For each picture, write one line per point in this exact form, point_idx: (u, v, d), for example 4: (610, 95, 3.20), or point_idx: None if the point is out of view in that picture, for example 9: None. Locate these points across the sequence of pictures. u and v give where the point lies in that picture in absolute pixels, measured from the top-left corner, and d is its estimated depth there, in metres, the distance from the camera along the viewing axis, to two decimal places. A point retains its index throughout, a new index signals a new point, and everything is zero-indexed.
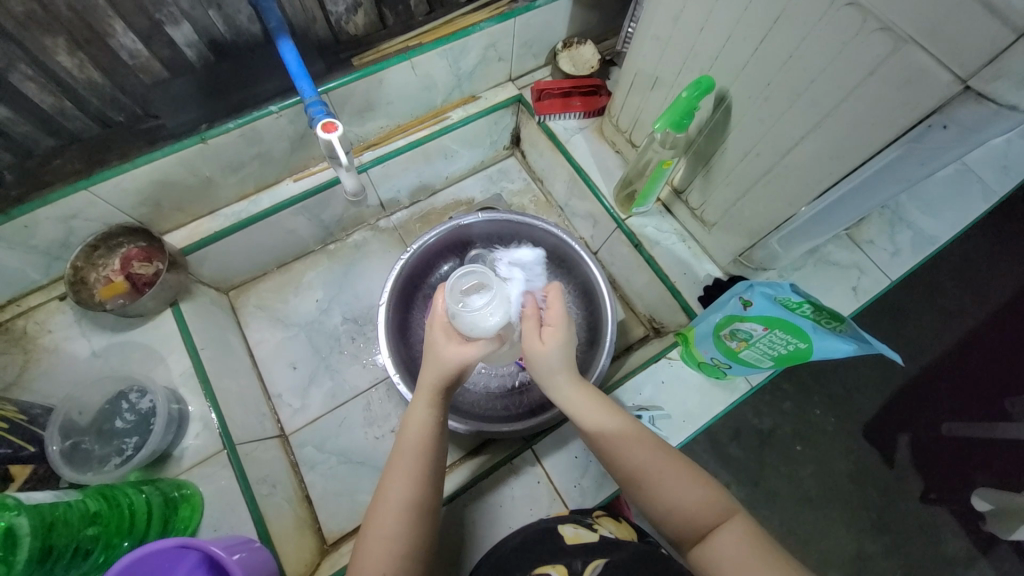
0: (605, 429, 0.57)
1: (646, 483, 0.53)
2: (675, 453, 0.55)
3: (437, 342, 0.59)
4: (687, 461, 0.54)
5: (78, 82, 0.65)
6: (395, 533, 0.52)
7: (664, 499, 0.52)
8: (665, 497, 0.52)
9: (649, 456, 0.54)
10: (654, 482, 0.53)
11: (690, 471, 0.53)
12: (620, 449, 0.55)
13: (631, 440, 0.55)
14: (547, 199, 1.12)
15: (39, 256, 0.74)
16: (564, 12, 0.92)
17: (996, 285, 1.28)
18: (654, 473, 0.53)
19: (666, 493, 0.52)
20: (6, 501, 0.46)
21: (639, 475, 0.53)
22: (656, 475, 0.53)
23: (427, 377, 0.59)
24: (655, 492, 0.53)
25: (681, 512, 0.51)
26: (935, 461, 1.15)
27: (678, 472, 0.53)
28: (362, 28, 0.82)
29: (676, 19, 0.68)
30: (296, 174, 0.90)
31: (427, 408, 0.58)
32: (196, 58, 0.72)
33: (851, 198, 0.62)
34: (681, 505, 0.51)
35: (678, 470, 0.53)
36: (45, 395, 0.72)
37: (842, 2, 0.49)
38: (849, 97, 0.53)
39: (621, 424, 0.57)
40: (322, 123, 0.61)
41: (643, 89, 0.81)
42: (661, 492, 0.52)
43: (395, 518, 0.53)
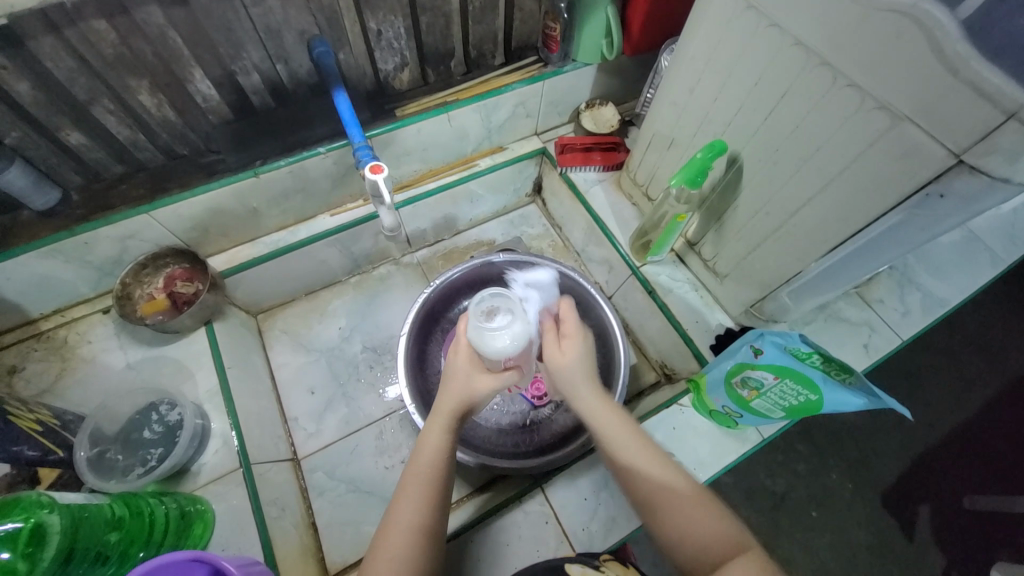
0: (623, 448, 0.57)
1: (658, 504, 0.54)
2: (691, 481, 0.55)
3: (456, 369, 0.62)
4: (703, 492, 0.54)
5: (153, 118, 0.73)
6: (402, 556, 0.52)
7: (677, 528, 0.52)
8: (679, 523, 0.52)
9: (666, 479, 0.55)
10: (669, 507, 0.53)
11: (702, 500, 0.53)
12: (636, 468, 0.56)
13: (650, 462, 0.56)
14: (565, 244, 1.18)
15: (91, 271, 0.79)
16: (588, 78, 1.01)
17: (1010, 353, 1.28)
18: (670, 500, 0.53)
19: (680, 517, 0.52)
20: (39, 499, 0.48)
21: (654, 497, 0.54)
22: (672, 499, 0.53)
23: (446, 402, 0.61)
24: (668, 517, 0.53)
25: (694, 540, 0.51)
26: (956, 535, 1.11)
27: (692, 498, 0.53)
28: (406, 83, 0.92)
29: (691, 89, 0.75)
30: (333, 209, 0.97)
31: (441, 434, 0.59)
32: (258, 103, 0.80)
33: (857, 257, 0.65)
34: (693, 533, 0.51)
35: (691, 497, 0.53)
36: (76, 403, 0.76)
37: (841, 83, 0.55)
38: (851, 164, 0.57)
39: (642, 447, 0.57)
40: (369, 165, 0.67)
41: (660, 148, 0.87)
42: (676, 518, 0.52)
43: (402, 543, 0.53)
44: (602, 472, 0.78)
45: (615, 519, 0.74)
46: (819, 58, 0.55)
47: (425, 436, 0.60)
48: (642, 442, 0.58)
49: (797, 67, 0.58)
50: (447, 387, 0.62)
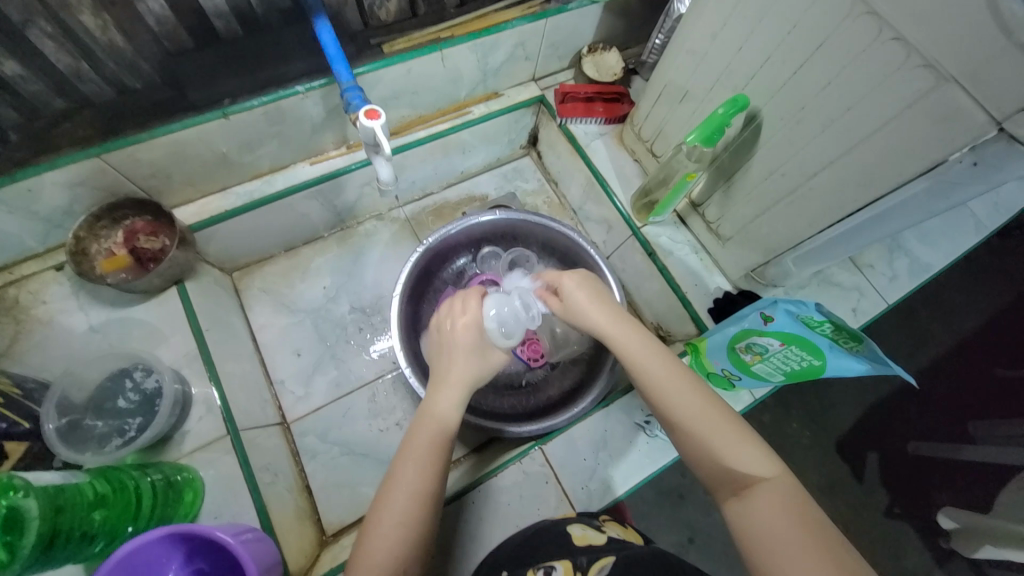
0: (655, 377, 0.55)
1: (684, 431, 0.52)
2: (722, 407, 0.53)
3: (460, 342, 0.62)
4: (734, 418, 0.52)
5: (98, 42, 0.62)
6: (408, 519, 0.51)
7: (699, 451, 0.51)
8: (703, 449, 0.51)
9: (695, 407, 0.52)
10: (693, 431, 0.52)
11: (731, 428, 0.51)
12: (664, 393, 0.54)
13: (676, 384, 0.54)
14: (561, 201, 1.13)
15: (38, 222, 0.70)
16: (594, 17, 0.92)
17: (971, 314, 1.35)
18: (699, 426, 0.51)
19: (707, 443, 0.51)
20: (12, 481, 0.43)
21: (681, 423, 0.53)
22: (700, 424, 0.51)
23: (460, 374, 0.60)
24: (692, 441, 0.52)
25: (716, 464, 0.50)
26: (906, 479, 1.20)
27: (720, 424, 0.51)
28: (392, 16, 0.81)
29: (713, 35, 0.70)
30: (313, 157, 0.88)
31: (451, 403, 0.59)
32: (224, 29, 0.69)
33: (871, 225, 0.64)
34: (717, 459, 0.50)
35: (718, 425, 0.51)
36: (37, 368, 0.69)
37: (887, 36, 0.50)
38: (883, 127, 0.55)
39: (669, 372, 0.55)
40: (364, 110, 0.60)
41: (671, 101, 0.82)
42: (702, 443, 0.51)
43: (410, 507, 0.52)
44: (601, 433, 0.78)
45: (613, 479, 0.75)
46: (866, 5, 0.51)
47: (431, 402, 0.59)
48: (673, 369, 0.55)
49: (838, 17, 0.54)
50: (456, 357, 0.62)
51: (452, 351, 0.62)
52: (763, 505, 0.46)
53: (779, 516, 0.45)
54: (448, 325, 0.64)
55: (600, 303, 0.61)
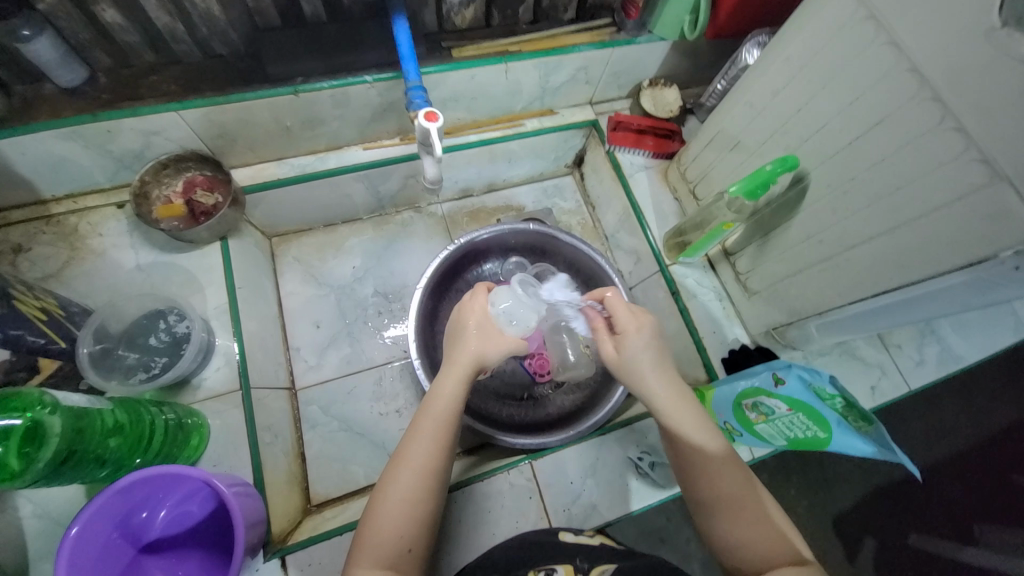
0: (703, 447, 0.56)
1: (722, 505, 0.54)
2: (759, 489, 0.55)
3: (471, 329, 0.64)
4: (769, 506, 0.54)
5: (196, 8, 0.67)
6: (412, 496, 0.55)
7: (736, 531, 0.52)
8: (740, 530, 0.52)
9: (732, 480, 0.55)
10: (730, 509, 0.53)
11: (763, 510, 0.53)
12: (705, 458, 0.56)
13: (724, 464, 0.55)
14: (595, 225, 1.14)
15: (110, 161, 0.75)
16: (659, 53, 0.94)
17: (997, 413, 1.29)
18: (734, 503, 0.53)
19: (742, 521, 0.52)
20: (42, 397, 0.48)
21: (719, 496, 0.54)
22: (738, 499, 0.53)
23: (464, 358, 0.62)
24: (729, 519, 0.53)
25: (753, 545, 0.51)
26: (897, 569, 1.16)
27: (755, 503, 0.54)
28: (467, 22, 0.85)
29: (774, 93, 0.70)
30: (367, 143, 0.92)
31: (457, 384, 0.61)
32: (310, 13, 0.74)
33: (903, 308, 0.63)
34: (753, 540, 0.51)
35: (756, 504, 0.53)
36: (82, 294, 0.74)
37: (947, 125, 0.50)
38: (929, 214, 0.54)
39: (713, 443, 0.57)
40: (424, 111, 0.63)
41: (721, 147, 0.83)
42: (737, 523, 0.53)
43: (414, 484, 0.55)
44: (593, 460, 0.78)
45: (596, 506, 0.76)
46: (932, 92, 0.51)
47: (438, 386, 0.61)
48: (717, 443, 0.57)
49: (902, 97, 0.54)
50: (464, 342, 0.63)
51: (464, 335, 0.64)
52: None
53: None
54: (460, 315, 0.66)
55: (656, 360, 0.61)
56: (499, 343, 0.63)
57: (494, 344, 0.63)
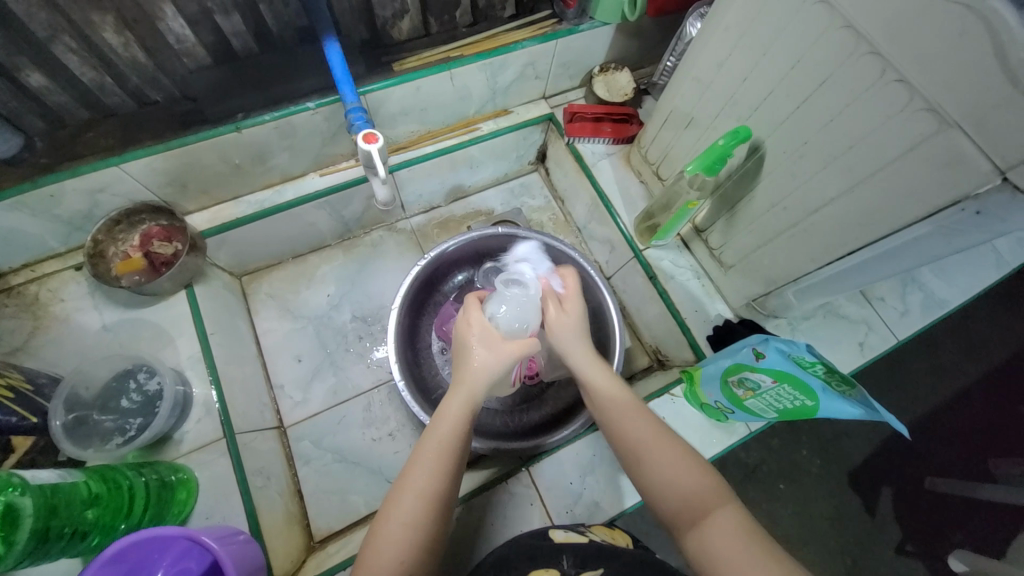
0: (616, 400, 0.61)
1: (643, 457, 0.57)
2: (675, 436, 0.58)
3: (473, 342, 0.61)
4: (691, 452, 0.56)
5: (121, 58, 0.65)
6: (416, 520, 0.53)
7: (661, 483, 0.55)
8: (661, 475, 0.55)
9: (649, 435, 0.58)
10: (650, 461, 0.56)
11: (687, 455, 0.56)
12: (624, 420, 0.60)
13: (637, 418, 0.59)
14: (566, 218, 1.13)
15: (60, 225, 0.74)
16: (605, 38, 0.92)
17: (994, 349, 1.29)
18: (648, 451, 0.57)
19: (663, 471, 0.55)
20: (9, 480, 0.46)
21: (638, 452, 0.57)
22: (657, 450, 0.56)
23: (467, 374, 0.60)
24: (653, 472, 0.56)
25: (676, 494, 0.53)
26: (916, 517, 1.16)
27: (676, 452, 0.56)
28: (405, 33, 0.83)
29: (718, 65, 0.69)
30: (323, 169, 0.91)
31: (462, 405, 0.59)
32: (240, 48, 0.72)
33: (874, 263, 0.62)
34: (677, 489, 0.53)
35: (675, 449, 0.56)
36: (51, 364, 0.73)
37: (889, 78, 0.49)
38: (885, 168, 0.53)
39: (626, 402, 0.61)
40: (363, 134, 0.61)
41: (677, 126, 0.82)
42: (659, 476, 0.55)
43: (419, 508, 0.53)
44: (590, 457, 0.78)
45: (599, 504, 0.75)
46: (870, 46, 0.50)
47: (442, 407, 0.60)
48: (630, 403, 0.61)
49: (842, 54, 0.53)
50: (466, 358, 0.61)
51: (468, 348, 0.61)
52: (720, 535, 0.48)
53: (737, 544, 0.47)
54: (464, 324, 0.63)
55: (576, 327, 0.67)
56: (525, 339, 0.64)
57: (499, 355, 0.60)
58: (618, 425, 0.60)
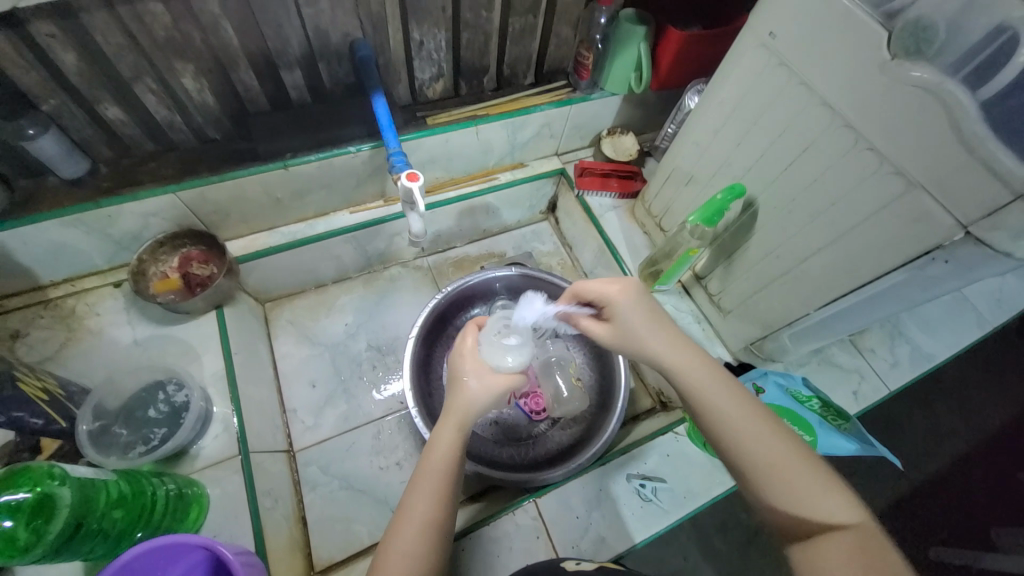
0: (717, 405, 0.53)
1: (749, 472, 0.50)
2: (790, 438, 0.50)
3: (462, 373, 0.62)
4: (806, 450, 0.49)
5: (192, 101, 0.75)
6: (414, 549, 0.53)
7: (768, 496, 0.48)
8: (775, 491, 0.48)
9: (761, 437, 0.50)
10: (761, 472, 0.49)
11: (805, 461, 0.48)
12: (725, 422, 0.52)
13: (744, 422, 0.51)
14: (573, 264, 1.20)
15: (109, 243, 0.80)
16: (613, 106, 1.04)
17: (983, 409, 1.33)
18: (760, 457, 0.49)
19: (779, 485, 0.47)
20: (51, 470, 0.48)
21: (749, 470, 0.49)
22: (768, 457, 0.49)
23: (455, 404, 0.61)
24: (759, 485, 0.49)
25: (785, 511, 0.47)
26: None
27: (794, 460, 0.48)
28: (438, 93, 0.94)
29: (714, 131, 0.79)
30: (353, 207, 0.98)
31: (454, 430, 0.59)
32: (296, 97, 0.82)
33: (860, 309, 0.68)
34: (795, 505, 0.47)
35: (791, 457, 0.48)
36: (79, 374, 0.76)
37: (862, 146, 0.58)
38: (863, 222, 0.61)
39: (730, 399, 0.53)
40: (407, 173, 0.70)
41: (678, 183, 0.91)
42: (776, 491, 0.48)
43: (416, 538, 0.53)
44: (597, 492, 0.79)
45: (605, 539, 0.75)
46: (844, 120, 0.59)
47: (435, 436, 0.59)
48: (730, 394, 0.53)
49: (821, 126, 0.62)
50: (454, 390, 0.62)
51: (456, 379, 0.62)
52: (837, 550, 0.43)
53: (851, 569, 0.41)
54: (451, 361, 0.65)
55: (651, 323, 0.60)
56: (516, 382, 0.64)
57: (484, 383, 0.61)
58: (728, 433, 0.51)
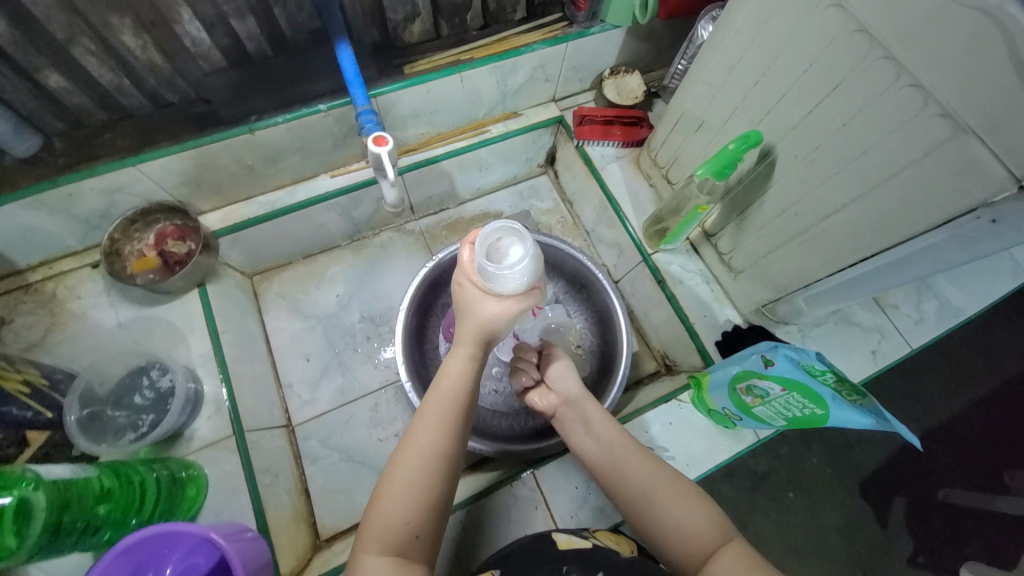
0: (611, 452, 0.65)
1: (646, 502, 0.59)
2: (671, 473, 0.60)
3: (467, 298, 0.56)
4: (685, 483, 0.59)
5: (138, 61, 0.67)
6: (420, 477, 0.53)
7: (663, 526, 0.56)
8: (667, 520, 0.56)
9: (652, 476, 0.60)
10: (654, 505, 0.58)
11: (691, 495, 0.58)
12: (621, 469, 0.62)
13: (636, 462, 0.62)
14: (575, 221, 1.13)
15: (78, 223, 0.76)
16: (616, 42, 0.92)
17: (1011, 358, 1.26)
18: (652, 496, 0.59)
19: (673, 509, 0.56)
20: (24, 474, 0.47)
21: (639, 496, 0.59)
22: (658, 493, 0.59)
23: (466, 331, 0.57)
24: (657, 515, 0.57)
25: (680, 536, 0.55)
26: (928, 527, 1.14)
27: (680, 494, 0.58)
28: (416, 36, 0.84)
29: (730, 68, 0.69)
30: (334, 170, 0.91)
31: (464, 362, 0.58)
32: (255, 50, 0.73)
33: (887, 271, 0.61)
34: (682, 530, 0.55)
35: (675, 488, 0.58)
36: (67, 359, 0.75)
37: (904, 82, 0.49)
38: (899, 174, 0.53)
39: (618, 440, 0.65)
40: (373, 137, 0.62)
41: (687, 130, 0.81)
42: (665, 515, 0.57)
43: (422, 466, 0.53)
44: None
45: (604, 509, 0.74)
46: (884, 50, 0.49)
47: (443, 369, 0.59)
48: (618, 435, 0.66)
49: (856, 58, 0.52)
50: (462, 317, 0.58)
51: (463, 305, 0.57)
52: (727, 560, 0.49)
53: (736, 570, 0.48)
54: (456, 285, 0.57)
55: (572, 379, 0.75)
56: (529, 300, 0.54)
57: (490, 303, 0.54)
58: (620, 473, 0.62)
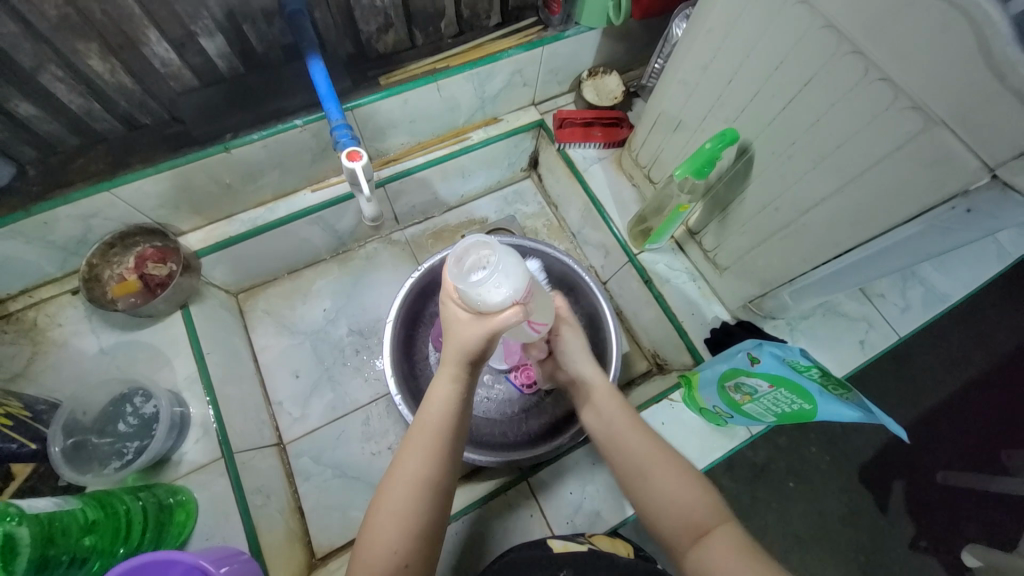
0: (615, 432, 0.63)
1: (647, 475, 0.58)
2: (673, 452, 0.60)
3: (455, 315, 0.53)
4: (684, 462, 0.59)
5: (108, 84, 0.66)
6: (407, 505, 0.52)
7: (658, 502, 0.56)
8: (665, 492, 0.56)
9: (651, 452, 0.60)
10: (653, 476, 0.58)
11: (689, 475, 0.57)
12: (624, 444, 0.62)
13: (634, 434, 0.62)
14: (560, 224, 1.12)
15: (55, 250, 0.75)
16: (592, 44, 0.92)
17: (1001, 339, 1.27)
18: (649, 469, 0.58)
19: (667, 488, 0.56)
20: (7, 510, 0.46)
21: (638, 471, 0.59)
22: (658, 470, 0.58)
23: (449, 356, 0.55)
24: (653, 490, 0.57)
25: (677, 512, 0.54)
26: (929, 511, 1.14)
27: (679, 471, 0.57)
28: (391, 46, 0.83)
29: (704, 67, 0.69)
30: (314, 184, 0.91)
31: (449, 386, 0.56)
32: (227, 68, 0.72)
33: (868, 263, 0.61)
34: (676, 505, 0.55)
35: (673, 464, 0.58)
36: (50, 389, 0.74)
37: (872, 77, 0.49)
38: (873, 167, 0.53)
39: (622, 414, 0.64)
40: (347, 152, 0.62)
41: (665, 130, 0.82)
42: (662, 488, 0.57)
43: (408, 494, 0.53)
44: (589, 465, 0.77)
45: (599, 513, 0.74)
46: (851, 45, 0.49)
47: (430, 392, 0.58)
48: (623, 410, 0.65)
49: (825, 54, 0.52)
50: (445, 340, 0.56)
51: (448, 326, 0.55)
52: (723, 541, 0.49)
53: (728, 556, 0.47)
54: (443, 303, 0.55)
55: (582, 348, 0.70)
56: (530, 289, 0.52)
57: (470, 326, 0.52)
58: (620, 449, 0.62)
